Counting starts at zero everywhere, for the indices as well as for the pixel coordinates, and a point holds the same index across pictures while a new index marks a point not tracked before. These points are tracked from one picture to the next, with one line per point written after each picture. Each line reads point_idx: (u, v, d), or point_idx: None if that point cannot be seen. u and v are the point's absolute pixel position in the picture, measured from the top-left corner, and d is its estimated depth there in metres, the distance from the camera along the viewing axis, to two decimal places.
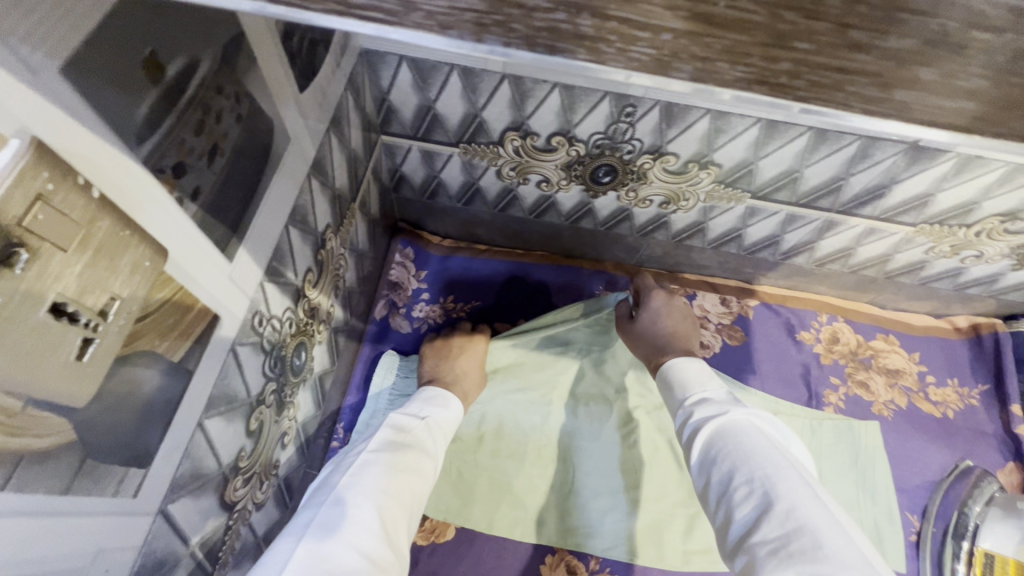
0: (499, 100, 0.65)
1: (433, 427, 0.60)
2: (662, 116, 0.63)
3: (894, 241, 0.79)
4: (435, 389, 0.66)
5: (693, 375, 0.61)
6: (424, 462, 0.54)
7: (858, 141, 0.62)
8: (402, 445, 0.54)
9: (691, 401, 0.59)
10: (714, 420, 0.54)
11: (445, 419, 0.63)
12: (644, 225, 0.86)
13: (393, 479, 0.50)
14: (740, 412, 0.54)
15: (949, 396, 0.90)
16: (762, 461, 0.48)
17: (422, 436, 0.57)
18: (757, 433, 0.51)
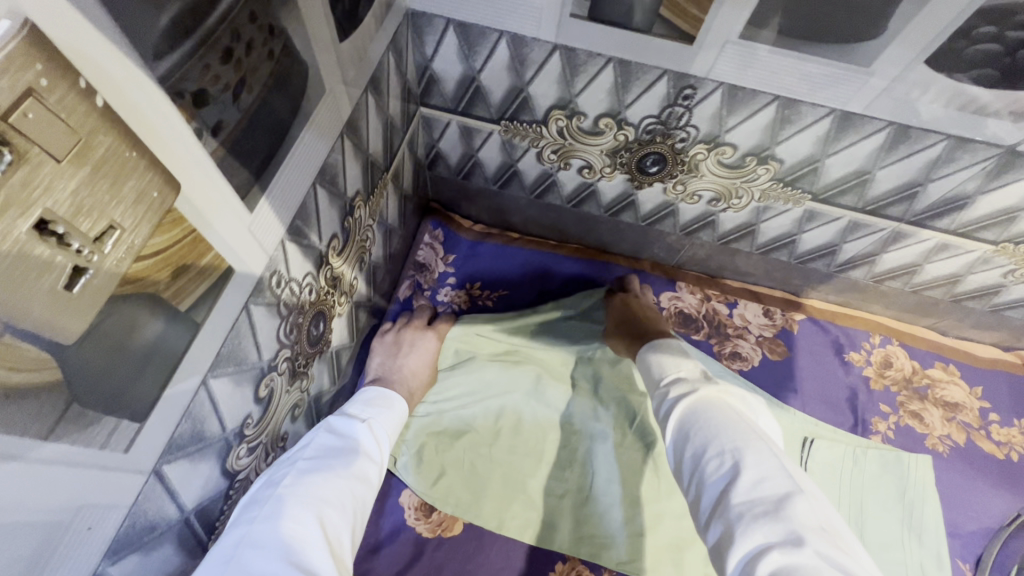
0: (547, 74, 0.61)
1: (378, 433, 0.56)
2: (723, 101, 0.58)
3: (968, 260, 0.72)
4: (377, 389, 0.63)
5: (670, 358, 0.60)
6: (368, 468, 0.51)
7: (947, 141, 0.56)
8: (343, 450, 0.51)
9: (667, 382, 0.57)
10: (690, 399, 0.52)
11: (389, 420, 0.60)
12: (689, 223, 0.80)
13: (334, 486, 0.46)
14: (713, 390, 0.52)
15: (1015, 437, 0.82)
16: (732, 433, 0.46)
17: (365, 440, 0.54)
18: (731, 408, 0.49)
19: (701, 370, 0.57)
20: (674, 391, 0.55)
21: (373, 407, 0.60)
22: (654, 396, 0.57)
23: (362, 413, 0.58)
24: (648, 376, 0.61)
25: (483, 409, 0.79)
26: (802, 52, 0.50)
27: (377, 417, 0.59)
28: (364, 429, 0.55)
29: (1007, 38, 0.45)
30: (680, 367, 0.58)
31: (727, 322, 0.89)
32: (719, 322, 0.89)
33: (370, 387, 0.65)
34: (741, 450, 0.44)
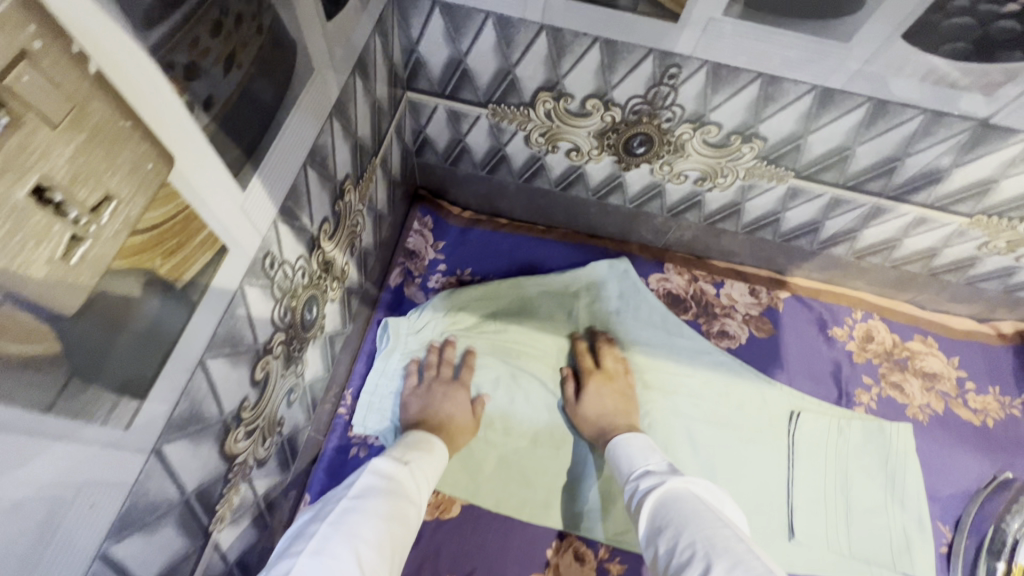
0: (534, 55, 0.61)
1: (418, 473, 0.58)
2: (708, 80, 0.59)
3: (945, 233, 0.74)
4: (419, 432, 0.65)
5: (639, 450, 0.66)
6: (408, 510, 0.53)
7: (923, 115, 0.57)
8: (386, 491, 0.53)
9: (637, 476, 0.62)
10: (657, 492, 0.56)
11: (429, 462, 0.61)
12: (676, 204, 0.81)
13: (374, 529, 0.48)
14: (678, 480, 0.57)
15: (990, 404, 0.85)
16: (700, 523, 0.50)
17: (408, 484, 0.55)
18: (697, 497, 0.54)
19: (666, 463, 0.63)
20: (645, 483, 0.59)
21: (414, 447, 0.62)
22: (626, 489, 0.62)
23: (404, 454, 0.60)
24: (618, 470, 0.66)
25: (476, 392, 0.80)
26: (783, 29, 0.51)
27: (419, 458, 0.60)
28: (405, 470, 0.56)
29: (980, 11, 0.46)
30: (648, 460, 0.64)
31: (714, 302, 0.91)
32: (707, 301, 0.91)
33: (411, 429, 0.67)
34: (709, 538, 0.48)
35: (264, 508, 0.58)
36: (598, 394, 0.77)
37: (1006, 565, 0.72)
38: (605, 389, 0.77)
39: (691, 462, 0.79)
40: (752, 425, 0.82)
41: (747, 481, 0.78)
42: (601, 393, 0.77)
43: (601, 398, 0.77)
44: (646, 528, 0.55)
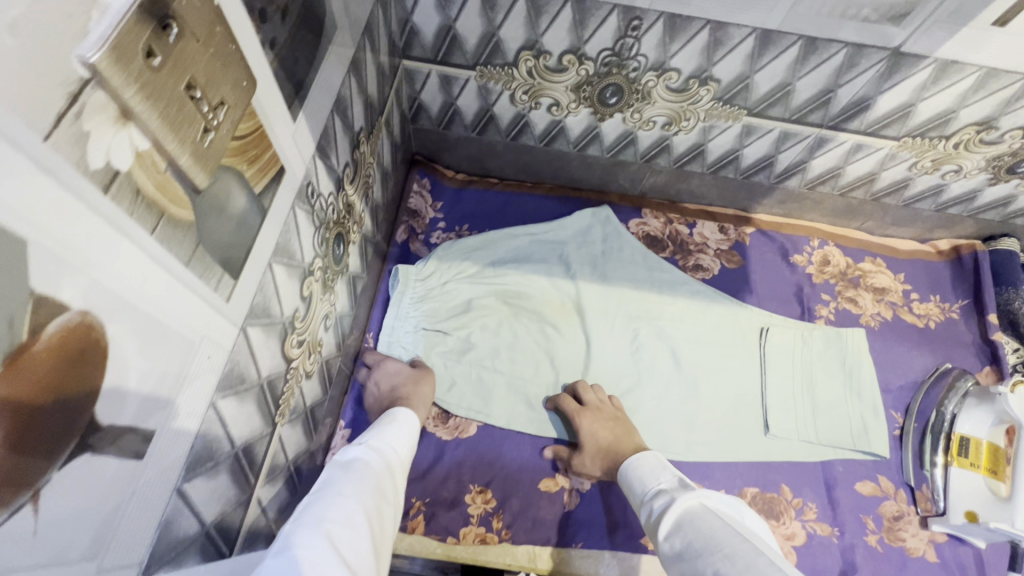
0: (515, 17, 0.71)
1: (386, 457, 0.60)
2: (665, 29, 0.69)
3: (880, 157, 0.85)
4: (382, 420, 0.68)
5: (649, 469, 0.66)
6: (378, 487, 0.55)
7: (846, 49, 0.68)
8: (352, 475, 0.54)
9: (650, 496, 0.63)
10: (671, 514, 0.57)
11: (398, 447, 0.63)
12: (648, 150, 0.91)
13: (343, 505, 0.49)
14: (688, 498, 0.57)
15: (932, 310, 0.97)
16: (716, 542, 0.50)
17: (373, 466, 0.57)
18: (712, 514, 0.54)
19: (679, 480, 0.63)
20: (658, 505, 0.60)
21: (377, 434, 0.64)
22: (643, 513, 0.63)
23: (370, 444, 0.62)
24: (632, 493, 0.67)
25: (482, 326, 0.88)
26: None
27: (386, 436, 0.64)
28: (369, 454, 0.59)
29: None
30: (657, 480, 0.64)
31: (688, 240, 1.01)
32: (682, 240, 1.01)
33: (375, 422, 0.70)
34: (728, 557, 0.48)
35: (311, 422, 0.67)
36: (593, 429, 0.77)
37: (946, 436, 0.84)
38: (600, 424, 0.77)
39: (675, 376, 0.89)
40: (729, 341, 0.92)
41: (726, 388, 0.89)
42: (597, 424, 0.77)
43: (597, 430, 0.77)
44: (664, 552, 0.55)
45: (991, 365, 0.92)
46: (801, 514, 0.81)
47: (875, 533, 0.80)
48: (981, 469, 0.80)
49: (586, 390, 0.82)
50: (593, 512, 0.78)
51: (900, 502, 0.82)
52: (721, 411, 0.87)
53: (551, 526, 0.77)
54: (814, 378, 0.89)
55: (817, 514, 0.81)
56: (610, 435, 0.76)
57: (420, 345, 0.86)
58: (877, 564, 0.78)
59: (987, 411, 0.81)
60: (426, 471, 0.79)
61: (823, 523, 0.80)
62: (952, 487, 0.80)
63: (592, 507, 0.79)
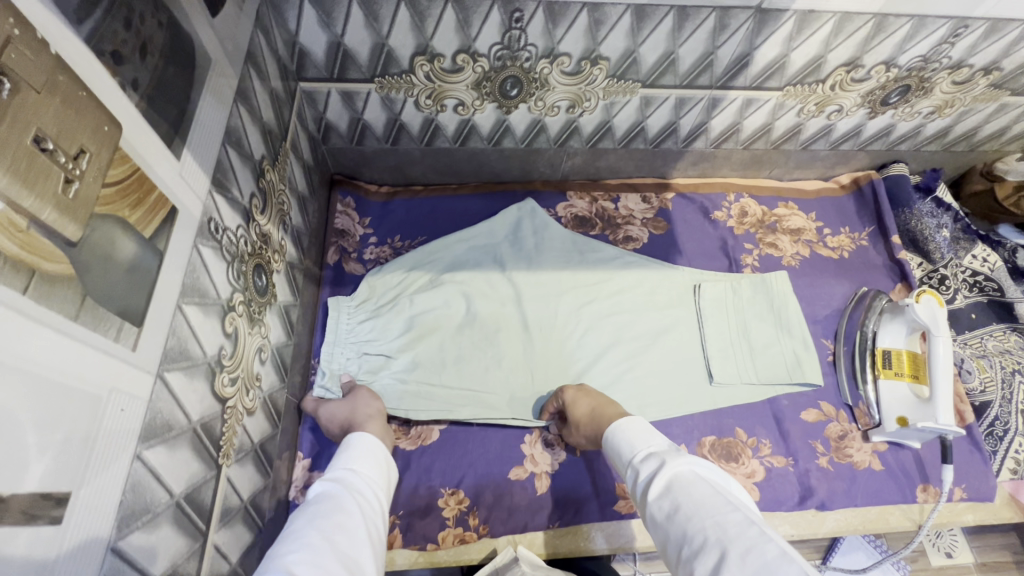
0: (400, 25, 0.72)
1: (350, 478, 0.59)
2: (547, 16, 0.72)
3: (770, 108, 0.91)
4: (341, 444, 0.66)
5: (638, 433, 0.63)
6: (345, 507, 0.54)
7: (714, 13, 0.73)
8: (314, 506, 0.53)
9: (638, 459, 0.60)
10: (661, 478, 0.56)
11: (362, 463, 0.62)
12: (559, 134, 0.94)
13: (303, 538, 0.48)
14: (676, 464, 0.56)
15: (844, 241, 1.05)
16: (708, 511, 0.50)
17: (336, 489, 0.56)
18: (700, 480, 0.54)
19: (669, 443, 0.61)
20: (647, 470, 0.58)
21: (339, 457, 0.62)
22: (627, 474, 0.61)
23: (332, 470, 0.61)
24: (617, 454, 0.64)
25: (426, 343, 0.88)
26: None
27: (346, 460, 0.62)
28: (332, 481, 0.58)
29: None
30: (643, 442, 0.62)
31: (615, 214, 1.05)
32: (609, 215, 1.05)
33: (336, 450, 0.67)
34: (716, 527, 0.48)
35: (264, 460, 0.65)
36: (575, 397, 0.79)
37: (871, 353, 0.89)
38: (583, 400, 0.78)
39: (624, 346, 0.92)
40: (667, 303, 0.97)
41: (672, 347, 0.93)
42: (579, 395, 0.79)
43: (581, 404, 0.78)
44: (651, 517, 0.55)
45: (903, 282, 1.00)
46: (757, 451, 0.85)
47: (825, 456, 0.85)
48: (905, 376, 0.86)
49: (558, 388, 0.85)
50: (565, 489, 0.81)
51: (842, 422, 0.88)
52: (670, 371, 0.91)
53: (526, 512, 0.79)
54: (748, 323, 0.94)
55: (771, 449, 0.86)
56: (592, 398, 0.78)
57: (364, 370, 0.84)
58: (831, 483, 0.83)
59: (900, 323, 0.88)
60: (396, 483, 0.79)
61: (778, 456, 0.85)
62: (883, 398, 0.86)
63: (564, 485, 0.81)
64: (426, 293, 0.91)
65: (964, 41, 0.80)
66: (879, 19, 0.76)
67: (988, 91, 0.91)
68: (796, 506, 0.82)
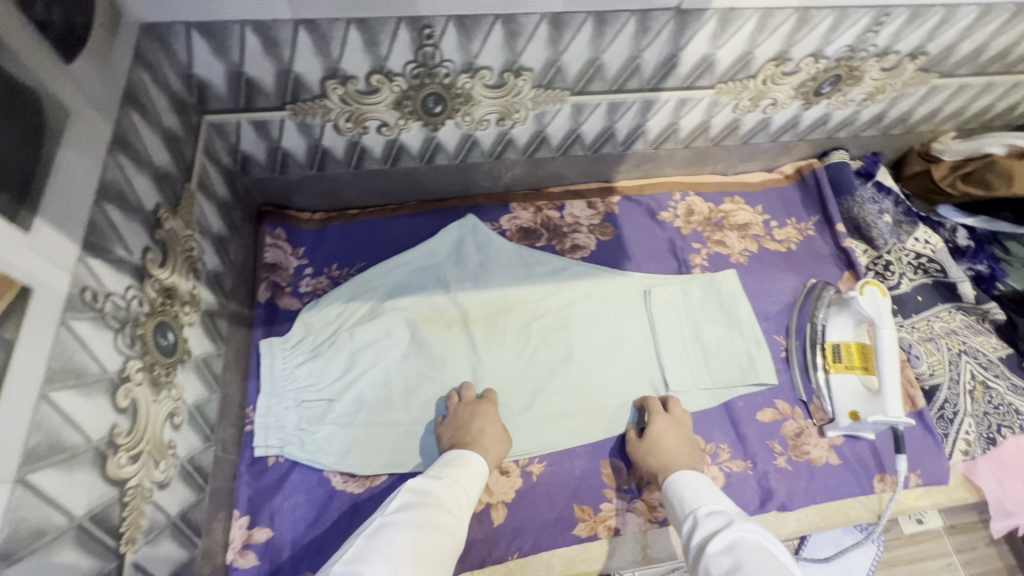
0: (303, 50, 0.67)
1: (455, 488, 0.66)
2: (459, 32, 0.68)
3: (704, 106, 0.89)
4: (462, 450, 0.73)
5: (704, 492, 0.66)
6: (444, 521, 0.61)
7: (634, 17, 0.70)
8: (422, 506, 0.61)
9: (702, 512, 0.62)
10: (725, 533, 0.56)
11: (467, 477, 0.69)
12: (493, 148, 0.91)
13: (407, 538, 0.56)
14: (742, 526, 0.57)
15: (791, 233, 1.04)
16: (769, 572, 0.50)
17: (442, 497, 0.64)
18: (762, 548, 0.54)
19: (736, 509, 0.62)
20: (712, 524, 0.59)
21: (451, 466, 0.70)
22: (686, 525, 0.63)
23: (442, 472, 0.69)
24: (679, 504, 0.67)
25: (369, 382, 0.84)
26: None
27: (456, 471, 0.69)
28: (442, 486, 0.65)
29: None
30: (714, 501, 0.64)
31: (561, 223, 1.03)
32: (555, 224, 1.03)
33: (452, 449, 0.75)
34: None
35: (187, 530, 0.61)
36: (662, 428, 0.79)
37: (822, 348, 0.89)
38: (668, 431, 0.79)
39: (577, 362, 0.90)
40: (618, 311, 0.95)
41: (625, 357, 0.91)
42: (667, 431, 0.79)
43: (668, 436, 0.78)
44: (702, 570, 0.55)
45: (850, 270, 1.00)
46: (716, 457, 0.84)
47: (783, 455, 0.85)
48: (855, 370, 0.86)
49: (658, 400, 0.85)
50: (523, 517, 0.79)
51: (797, 419, 0.88)
52: (625, 383, 0.89)
53: (483, 546, 0.76)
54: (700, 325, 0.93)
55: (730, 453, 0.85)
56: (677, 443, 0.77)
57: (304, 420, 0.79)
58: (790, 483, 0.83)
59: (847, 315, 0.87)
60: (345, 530, 0.75)
61: (736, 460, 0.84)
62: (835, 394, 0.86)
63: (522, 513, 0.79)
64: (367, 325, 0.87)
65: (888, 28, 0.79)
66: (800, 13, 0.74)
67: (917, 75, 0.91)
68: (757, 510, 0.81)
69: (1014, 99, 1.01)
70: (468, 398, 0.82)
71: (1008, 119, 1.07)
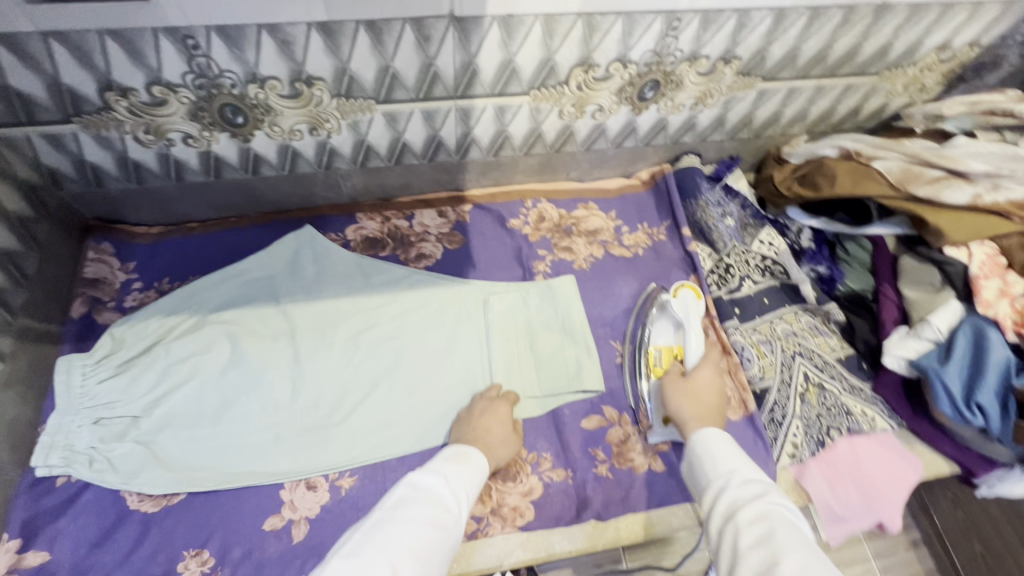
0: (65, 62, 0.67)
1: (458, 484, 0.64)
2: (227, 42, 0.68)
3: (527, 113, 0.90)
4: (462, 446, 0.71)
5: (733, 454, 0.64)
6: (444, 516, 0.59)
7: (408, 25, 0.71)
8: (422, 502, 0.59)
9: (732, 478, 0.61)
10: (756, 504, 0.56)
11: (468, 472, 0.67)
12: (319, 158, 0.90)
13: (407, 533, 0.55)
14: (776, 499, 0.56)
15: (640, 237, 1.04)
16: (810, 559, 0.49)
17: (444, 494, 0.62)
18: (793, 526, 0.53)
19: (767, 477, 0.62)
20: (745, 492, 0.58)
21: (455, 462, 0.67)
22: (714, 482, 0.61)
23: (444, 466, 0.66)
24: (698, 458, 0.66)
25: (179, 398, 0.81)
26: None
27: (456, 469, 0.66)
28: (439, 482, 0.63)
29: None
30: (738, 465, 0.62)
31: (408, 232, 1.02)
32: (402, 234, 1.02)
33: (451, 444, 0.72)
34: (803, 572, 0.48)
35: None
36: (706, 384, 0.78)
37: (644, 355, 0.89)
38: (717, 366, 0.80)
39: (404, 372, 0.89)
40: (454, 319, 0.94)
41: (456, 366, 0.90)
42: (706, 389, 0.77)
43: (703, 377, 0.79)
44: (727, 542, 0.55)
45: (695, 274, 1.00)
46: (537, 467, 0.83)
47: (604, 463, 0.83)
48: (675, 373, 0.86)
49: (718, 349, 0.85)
50: (322, 534, 0.76)
51: (624, 426, 0.86)
52: (451, 392, 0.88)
53: (277, 564, 0.74)
54: (533, 332, 0.92)
55: (552, 462, 0.83)
56: (713, 404, 0.75)
57: (98, 438, 0.77)
58: (609, 490, 0.82)
59: (668, 321, 0.91)
60: (129, 553, 0.72)
61: (558, 469, 0.83)
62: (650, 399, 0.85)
63: (323, 530, 0.76)
64: (183, 339, 0.85)
65: (685, 34, 0.80)
66: (585, 19, 0.75)
67: (739, 80, 0.92)
68: (572, 520, 0.79)
69: (852, 102, 1.03)
70: (491, 394, 0.84)
71: (855, 121, 1.08)
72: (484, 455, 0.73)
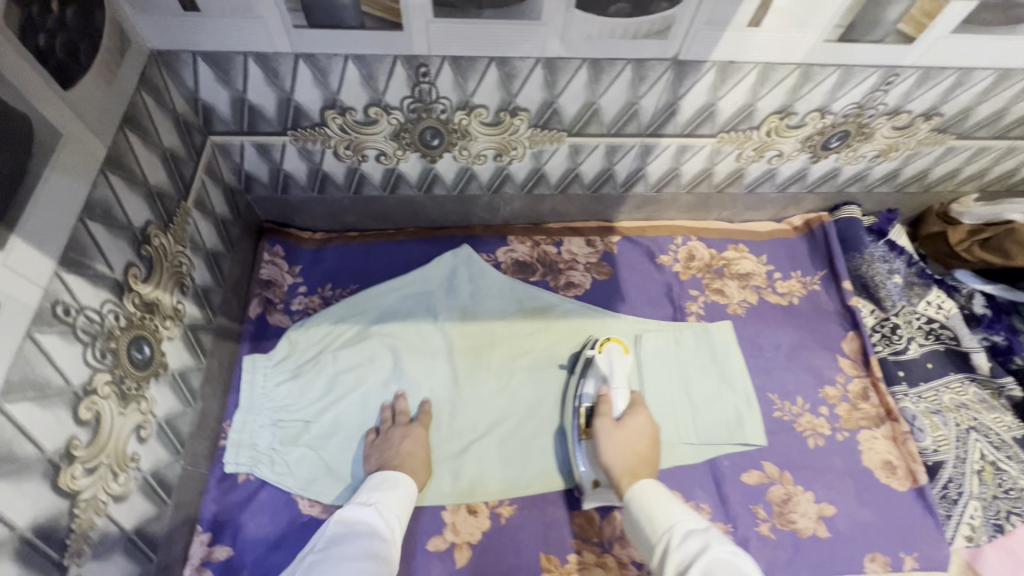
0: (302, 81, 0.69)
1: (387, 512, 0.68)
2: (454, 71, 0.70)
3: (706, 154, 0.88)
4: (381, 472, 0.73)
5: (666, 508, 0.65)
6: (377, 546, 0.63)
7: (629, 65, 0.70)
8: (346, 539, 0.63)
9: (674, 536, 0.61)
10: (699, 561, 0.56)
11: (394, 497, 0.70)
12: (491, 181, 0.91)
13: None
14: (720, 550, 0.56)
15: (794, 286, 1.01)
16: None
17: (368, 526, 0.65)
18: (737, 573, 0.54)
19: (703, 522, 0.62)
20: (688, 548, 0.59)
21: (378, 489, 0.70)
22: (656, 546, 0.62)
23: (369, 497, 0.69)
24: (637, 518, 0.67)
25: (347, 407, 0.83)
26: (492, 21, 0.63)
27: (381, 497, 0.69)
28: (368, 516, 0.66)
29: None
30: (679, 517, 0.63)
31: (558, 259, 1.01)
32: (551, 260, 1.01)
33: (374, 472, 0.75)
34: None
35: (139, 541, 0.62)
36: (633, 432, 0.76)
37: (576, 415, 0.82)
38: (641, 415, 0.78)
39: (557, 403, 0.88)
40: None
41: None
42: (634, 435, 0.76)
43: (633, 422, 0.78)
44: None
45: (855, 329, 0.96)
46: None
47: (766, 522, 0.81)
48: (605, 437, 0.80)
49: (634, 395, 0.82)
50: (484, 560, 0.76)
51: (786, 484, 0.83)
52: None
53: None
54: (687, 375, 0.91)
55: (711, 515, 0.81)
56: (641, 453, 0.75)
57: (277, 440, 0.80)
58: (772, 552, 0.78)
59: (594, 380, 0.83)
60: None
61: (717, 522, 0.80)
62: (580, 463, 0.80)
63: (486, 557, 0.76)
64: (350, 348, 0.87)
65: (897, 88, 0.77)
66: (803, 69, 0.73)
67: (932, 135, 0.88)
68: None
69: None
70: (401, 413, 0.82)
71: None
72: (409, 478, 0.74)
